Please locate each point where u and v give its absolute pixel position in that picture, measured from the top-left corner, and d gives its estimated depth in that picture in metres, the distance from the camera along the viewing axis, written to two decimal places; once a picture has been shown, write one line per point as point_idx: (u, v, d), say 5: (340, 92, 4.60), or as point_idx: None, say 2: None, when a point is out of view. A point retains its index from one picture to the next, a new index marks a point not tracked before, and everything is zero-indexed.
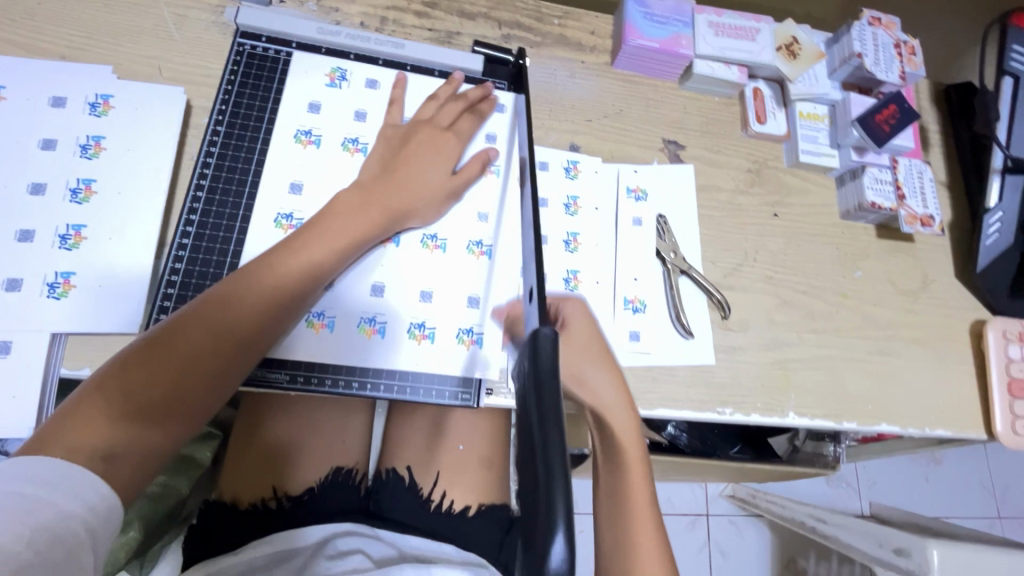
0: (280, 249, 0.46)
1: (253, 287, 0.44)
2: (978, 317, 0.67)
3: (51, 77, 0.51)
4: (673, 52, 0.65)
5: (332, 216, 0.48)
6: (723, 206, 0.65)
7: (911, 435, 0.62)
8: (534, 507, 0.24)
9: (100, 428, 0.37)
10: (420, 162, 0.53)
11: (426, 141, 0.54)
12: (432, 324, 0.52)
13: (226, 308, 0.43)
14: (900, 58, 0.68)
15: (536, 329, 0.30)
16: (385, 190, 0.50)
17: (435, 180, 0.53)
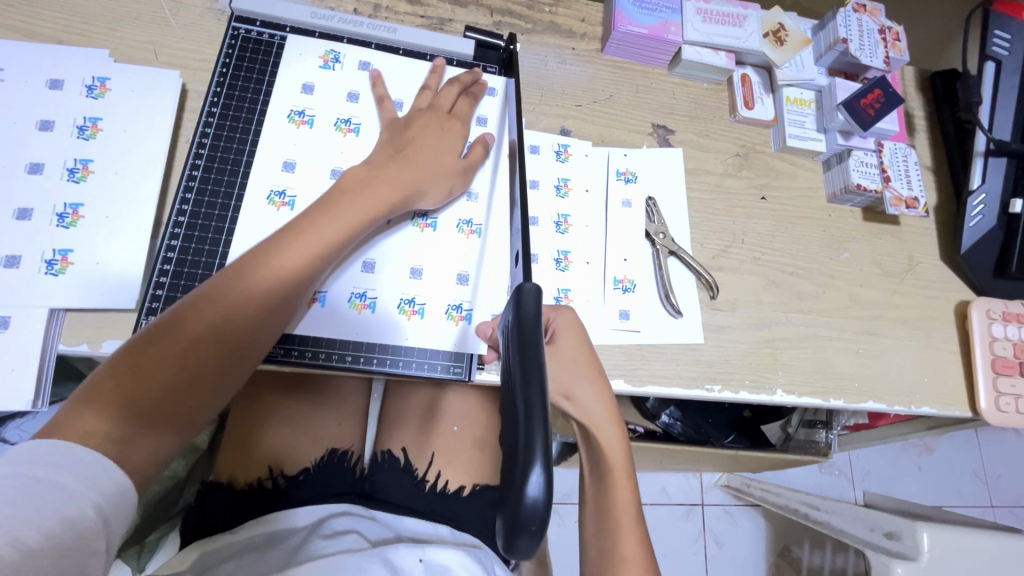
0: (287, 231, 0.45)
1: (262, 269, 0.43)
2: (962, 298, 0.69)
3: (48, 61, 0.51)
4: (661, 38, 0.66)
5: (339, 198, 0.47)
6: (711, 189, 0.66)
7: (897, 413, 0.63)
8: (518, 442, 0.29)
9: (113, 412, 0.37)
10: (424, 146, 0.53)
11: (430, 128, 0.54)
12: (423, 300, 0.53)
13: (236, 291, 0.42)
14: (885, 44, 0.69)
15: (521, 285, 0.36)
16: (389, 171, 0.50)
17: (438, 162, 0.53)
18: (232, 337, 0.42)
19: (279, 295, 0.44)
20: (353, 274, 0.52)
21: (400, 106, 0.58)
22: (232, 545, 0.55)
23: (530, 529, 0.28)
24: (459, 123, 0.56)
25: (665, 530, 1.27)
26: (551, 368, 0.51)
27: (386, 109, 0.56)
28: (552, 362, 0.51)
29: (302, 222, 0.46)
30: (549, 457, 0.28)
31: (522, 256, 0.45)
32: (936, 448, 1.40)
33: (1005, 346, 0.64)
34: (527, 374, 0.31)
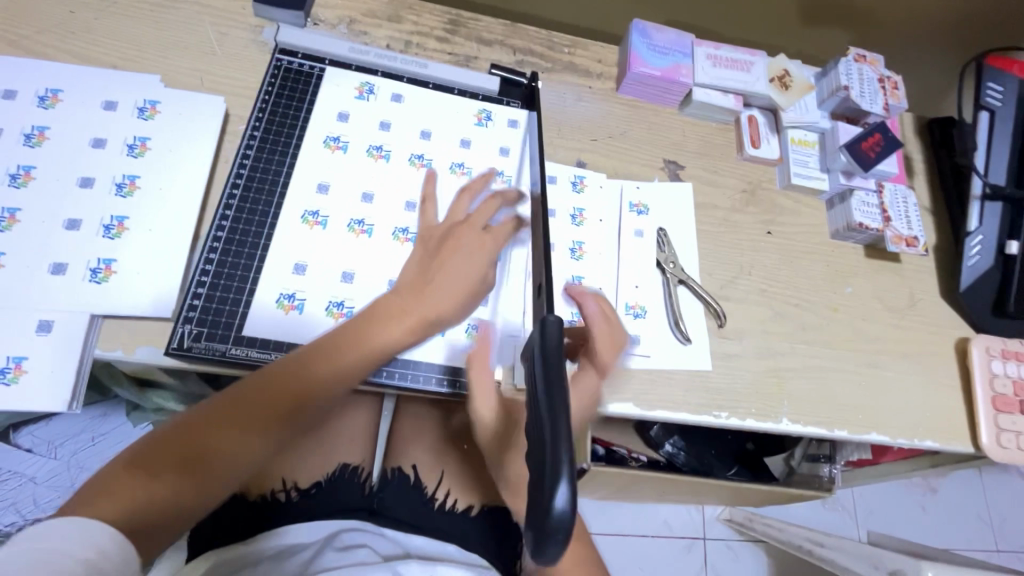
0: (333, 341, 0.47)
1: (309, 370, 0.46)
2: (963, 335, 0.71)
3: (104, 84, 0.55)
4: (673, 80, 0.70)
5: (373, 321, 0.49)
6: (719, 222, 0.69)
7: (901, 445, 0.64)
8: (543, 457, 0.29)
9: (159, 485, 0.39)
10: (448, 266, 0.51)
11: (469, 244, 0.53)
12: None
13: (284, 385, 0.45)
14: (884, 92, 0.73)
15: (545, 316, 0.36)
16: (415, 298, 0.50)
17: (457, 283, 0.51)
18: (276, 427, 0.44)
19: (324, 391, 0.46)
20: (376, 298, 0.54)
21: (428, 134, 0.61)
22: (246, 556, 0.57)
23: (555, 543, 0.27)
24: (491, 238, 0.54)
25: (666, 563, 1.26)
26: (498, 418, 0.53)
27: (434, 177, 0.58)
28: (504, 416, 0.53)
29: (350, 333, 0.48)
30: (574, 472, 0.28)
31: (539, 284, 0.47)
32: (939, 488, 1.40)
33: (1005, 383, 0.66)
34: (552, 391, 0.31)
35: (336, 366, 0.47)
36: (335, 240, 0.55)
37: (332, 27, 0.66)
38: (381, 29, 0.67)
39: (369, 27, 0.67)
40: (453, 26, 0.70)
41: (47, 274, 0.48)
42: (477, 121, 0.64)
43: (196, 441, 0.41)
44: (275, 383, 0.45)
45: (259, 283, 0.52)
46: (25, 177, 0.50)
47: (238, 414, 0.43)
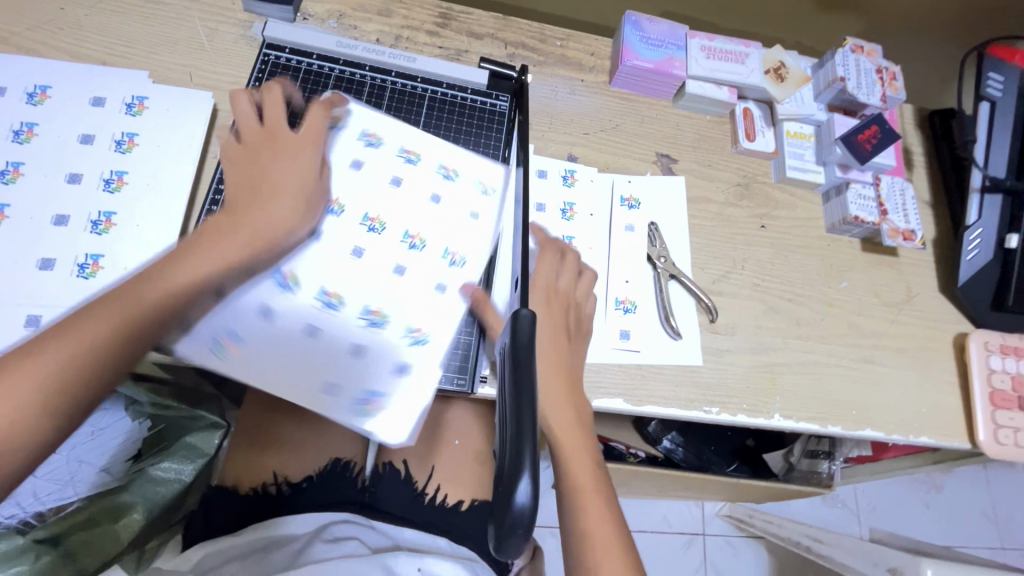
0: (160, 262, 0.44)
1: (150, 288, 0.42)
2: (961, 330, 0.70)
3: (93, 80, 0.55)
4: (666, 73, 0.69)
5: (187, 252, 0.45)
6: (713, 216, 0.69)
7: (896, 442, 0.64)
8: (508, 454, 0.29)
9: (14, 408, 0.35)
10: (249, 209, 0.47)
11: (264, 185, 0.49)
12: (458, 309, 0.53)
13: (112, 311, 0.40)
14: (882, 83, 0.71)
15: (517, 310, 0.35)
16: (222, 235, 0.46)
17: (260, 226, 0.47)
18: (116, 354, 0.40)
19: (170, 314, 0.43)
20: (401, 321, 0.51)
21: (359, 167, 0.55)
22: (237, 546, 0.58)
23: (517, 541, 0.28)
24: (307, 182, 0.50)
25: (664, 559, 1.26)
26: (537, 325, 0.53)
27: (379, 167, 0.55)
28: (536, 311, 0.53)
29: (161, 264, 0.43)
30: (538, 464, 0.29)
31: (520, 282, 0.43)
32: (943, 484, 1.38)
33: (1003, 379, 0.65)
34: (519, 388, 0.31)
35: (162, 293, 0.42)
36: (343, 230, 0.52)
37: (321, 21, 0.66)
38: (371, 22, 0.67)
39: (358, 21, 0.67)
40: (444, 19, 0.70)
41: (35, 269, 0.49)
42: (366, 138, 0.56)
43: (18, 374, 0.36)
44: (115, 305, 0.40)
45: None
46: (14, 174, 0.51)
47: (82, 343, 0.38)
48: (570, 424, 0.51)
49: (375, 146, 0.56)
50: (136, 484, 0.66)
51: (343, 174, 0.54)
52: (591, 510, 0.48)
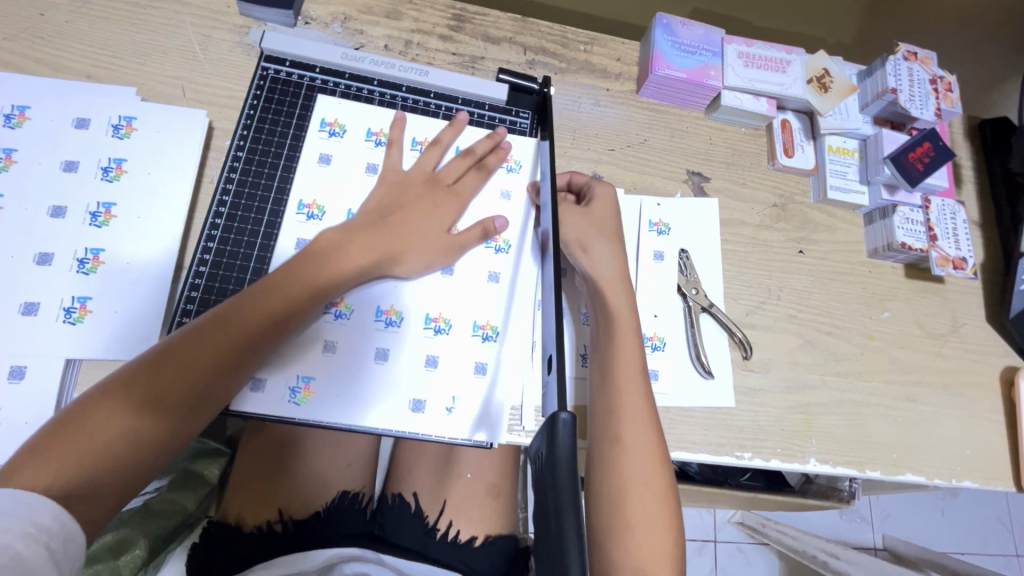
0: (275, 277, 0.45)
1: (269, 302, 0.44)
2: (1009, 364, 0.65)
3: (76, 98, 0.50)
4: (700, 83, 0.63)
5: (328, 251, 0.47)
6: (747, 241, 0.64)
7: (937, 485, 0.60)
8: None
9: (130, 413, 0.38)
10: (411, 220, 0.51)
11: (424, 198, 0.53)
12: (488, 327, 0.52)
13: (232, 324, 0.43)
14: (936, 94, 0.65)
15: (556, 412, 0.30)
16: (371, 235, 0.49)
17: (423, 235, 0.51)
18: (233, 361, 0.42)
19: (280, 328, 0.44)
20: (422, 343, 0.50)
21: (375, 170, 0.54)
22: None
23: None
24: (457, 197, 0.54)
25: None
26: (585, 221, 0.56)
27: (386, 160, 0.54)
28: (587, 215, 0.56)
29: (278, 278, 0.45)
30: None
31: (551, 358, 0.40)
32: (960, 492, 1.36)
33: None
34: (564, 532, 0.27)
35: (276, 307, 0.44)
36: None
37: (325, 25, 0.60)
38: (378, 26, 0.61)
39: (364, 25, 0.61)
40: (458, 22, 0.64)
41: (18, 314, 0.45)
42: (374, 138, 0.55)
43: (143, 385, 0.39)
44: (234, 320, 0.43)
45: None
46: None
47: (209, 350, 0.41)
48: (629, 361, 0.51)
49: (337, 136, 0.54)
50: (137, 518, 0.62)
51: (313, 173, 0.53)
52: (632, 446, 0.48)
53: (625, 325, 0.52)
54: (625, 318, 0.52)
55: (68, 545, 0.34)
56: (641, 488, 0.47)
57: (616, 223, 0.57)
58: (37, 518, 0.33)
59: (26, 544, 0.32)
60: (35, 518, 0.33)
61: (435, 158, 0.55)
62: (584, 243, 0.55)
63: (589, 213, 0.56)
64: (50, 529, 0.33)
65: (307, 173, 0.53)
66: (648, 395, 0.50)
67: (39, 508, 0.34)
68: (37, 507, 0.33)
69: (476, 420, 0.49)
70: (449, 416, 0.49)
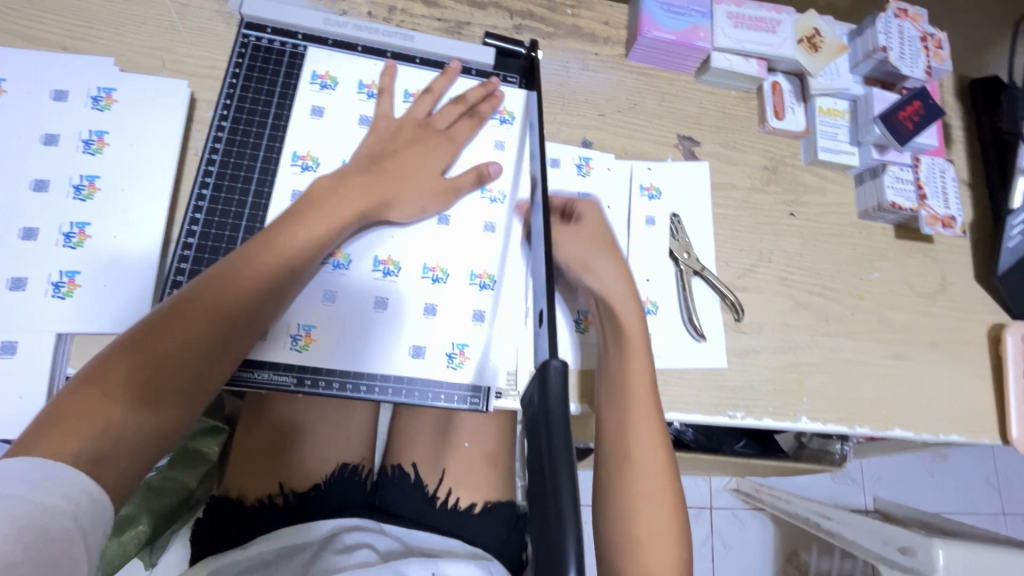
0: (262, 238, 0.44)
1: (260, 261, 0.43)
2: (996, 321, 0.66)
3: (52, 70, 0.49)
4: (690, 45, 0.62)
5: (322, 197, 0.46)
6: (738, 204, 0.64)
7: (925, 440, 0.61)
8: (549, 548, 0.26)
9: (130, 388, 0.37)
10: (406, 164, 0.50)
11: (417, 143, 0.52)
12: (485, 275, 0.52)
13: (223, 288, 0.42)
14: (926, 52, 0.65)
15: (547, 359, 0.32)
16: (367, 179, 0.48)
17: (417, 180, 0.50)
18: (230, 326, 0.42)
19: (273, 288, 0.44)
20: (419, 291, 0.50)
21: (368, 122, 0.53)
22: (247, 560, 0.56)
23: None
24: (450, 143, 0.53)
25: None
26: (578, 241, 0.56)
27: (379, 109, 0.53)
28: (580, 232, 0.56)
29: (266, 237, 0.44)
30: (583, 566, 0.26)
31: (542, 308, 0.40)
32: (949, 454, 1.39)
33: None
34: (555, 461, 0.28)
35: (265, 267, 0.43)
36: None
37: None
38: None
39: None
40: None
41: (7, 290, 0.44)
42: (366, 90, 0.54)
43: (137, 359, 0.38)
44: (225, 284, 0.42)
45: None
46: None
47: (202, 317, 0.41)
48: (640, 376, 0.50)
49: (330, 89, 0.54)
50: (135, 495, 0.62)
51: (306, 126, 0.52)
52: (642, 466, 0.47)
53: (636, 340, 0.52)
54: (635, 334, 0.52)
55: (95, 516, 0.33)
56: (651, 505, 0.46)
57: (606, 235, 0.56)
58: (67, 493, 0.32)
59: (59, 517, 0.31)
60: (65, 492, 0.32)
61: (427, 105, 0.54)
62: (584, 262, 0.55)
63: (579, 231, 0.56)
64: (80, 504, 0.32)
65: (300, 125, 0.52)
66: (654, 386, 0.50)
67: (57, 478, 0.32)
68: (65, 481, 0.33)
69: (475, 368, 0.50)
70: (449, 363, 0.49)
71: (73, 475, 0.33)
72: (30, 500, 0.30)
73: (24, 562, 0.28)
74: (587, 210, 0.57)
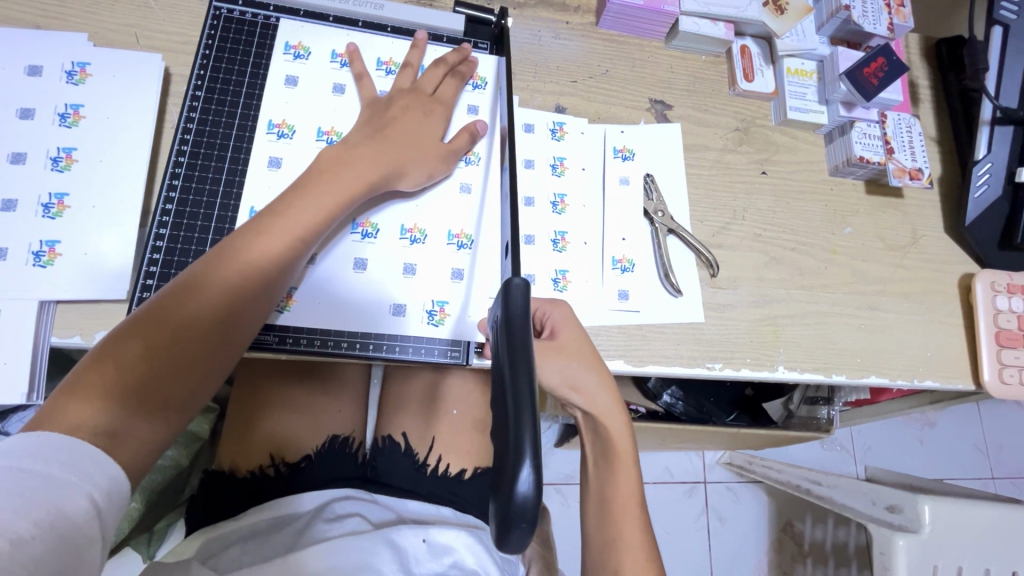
0: (272, 212, 0.44)
1: (270, 235, 0.44)
2: (966, 271, 0.68)
3: (27, 46, 0.50)
4: (657, 10, 0.64)
5: (316, 179, 0.46)
6: (711, 164, 0.65)
7: (900, 386, 0.63)
8: (507, 441, 0.28)
9: (145, 362, 0.38)
10: (405, 132, 0.51)
11: (412, 109, 0.52)
12: (463, 235, 0.53)
13: (232, 263, 0.42)
14: (889, 10, 0.67)
15: (509, 279, 0.34)
16: (372, 149, 0.49)
17: (419, 145, 0.51)
18: (239, 302, 0.42)
19: (281, 263, 0.44)
20: (399, 251, 0.52)
21: (342, 90, 0.54)
22: (239, 530, 0.56)
23: (522, 530, 0.27)
24: (441, 109, 0.54)
25: (667, 509, 1.23)
26: (555, 362, 0.49)
27: (362, 95, 0.53)
28: (556, 352, 0.49)
29: (274, 211, 0.44)
30: (539, 452, 0.27)
31: (512, 249, 0.42)
32: (937, 421, 1.41)
33: (1009, 319, 0.63)
34: (514, 361, 0.30)
35: (274, 242, 0.44)
36: (305, 148, 0.52)
37: None
38: None
39: None
40: None
41: None
42: (339, 60, 0.55)
43: (150, 334, 0.39)
44: (234, 260, 0.42)
45: None
46: None
47: (214, 291, 0.41)
48: (629, 484, 0.50)
49: (303, 59, 0.54)
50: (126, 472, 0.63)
51: (280, 94, 0.53)
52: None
53: (625, 448, 0.51)
54: (624, 439, 0.50)
55: (114, 501, 0.34)
56: None
57: (587, 342, 0.50)
58: (85, 468, 0.33)
59: (73, 492, 0.31)
60: (80, 466, 0.33)
61: (410, 78, 0.55)
62: (571, 385, 0.49)
63: (560, 349, 0.49)
64: (97, 480, 0.33)
65: (275, 94, 0.53)
66: (641, 493, 0.50)
67: (71, 453, 0.33)
68: (80, 454, 0.33)
69: (455, 324, 0.51)
70: (429, 318, 0.51)
71: (86, 447, 0.34)
72: (42, 475, 0.31)
73: (34, 538, 0.29)
74: (560, 322, 0.50)
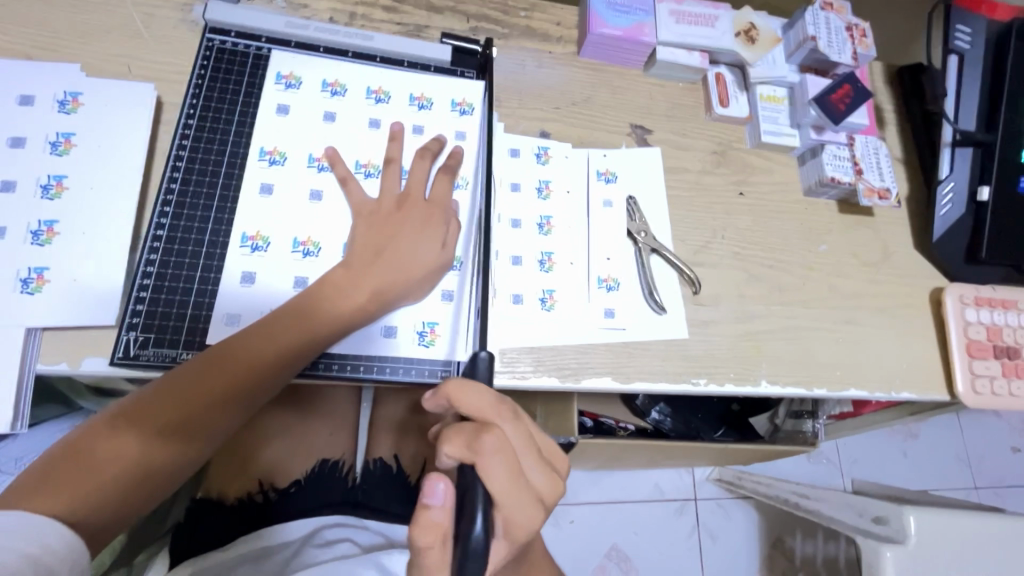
0: (279, 318, 0.46)
1: (275, 343, 0.46)
2: (936, 285, 0.71)
3: (17, 77, 0.51)
4: (636, 41, 0.67)
5: (322, 295, 0.48)
6: (690, 185, 0.67)
7: (879, 398, 0.65)
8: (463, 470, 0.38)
9: (137, 445, 0.41)
10: (402, 249, 0.51)
11: (414, 219, 0.52)
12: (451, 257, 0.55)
13: (234, 362, 0.44)
14: (852, 40, 0.70)
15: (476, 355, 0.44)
16: (373, 274, 0.49)
17: (418, 262, 0.51)
18: (238, 396, 0.45)
19: (282, 367, 0.46)
20: None
21: (332, 117, 0.56)
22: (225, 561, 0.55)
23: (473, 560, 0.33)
24: (443, 211, 0.53)
25: (658, 528, 1.22)
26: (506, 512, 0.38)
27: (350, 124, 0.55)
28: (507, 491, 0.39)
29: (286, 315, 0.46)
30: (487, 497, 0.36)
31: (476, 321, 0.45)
32: (920, 433, 1.43)
33: (978, 330, 0.67)
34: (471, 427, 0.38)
35: (277, 348, 0.46)
36: (297, 174, 0.53)
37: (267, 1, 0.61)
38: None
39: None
40: None
41: None
42: (329, 89, 0.57)
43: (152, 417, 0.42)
44: (240, 359, 0.45)
45: (220, 278, 0.49)
46: None
47: (217, 387, 0.44)
48: None
49: (294, 88, 0.56)
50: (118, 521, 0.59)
51: (271, 122, 0.54)
52: None
53: None
54: None
55: None
56: None
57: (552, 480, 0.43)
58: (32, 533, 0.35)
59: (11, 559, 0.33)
60: None
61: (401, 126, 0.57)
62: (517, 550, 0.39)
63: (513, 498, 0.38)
64: (42, 542, 0.35)
65: (266, 121, 0.54)
66: None
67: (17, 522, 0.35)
68: None
69: (444, 344, 0.52)
70: (419, 339, 0.52)
71: None
72: None
73: None
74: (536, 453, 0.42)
